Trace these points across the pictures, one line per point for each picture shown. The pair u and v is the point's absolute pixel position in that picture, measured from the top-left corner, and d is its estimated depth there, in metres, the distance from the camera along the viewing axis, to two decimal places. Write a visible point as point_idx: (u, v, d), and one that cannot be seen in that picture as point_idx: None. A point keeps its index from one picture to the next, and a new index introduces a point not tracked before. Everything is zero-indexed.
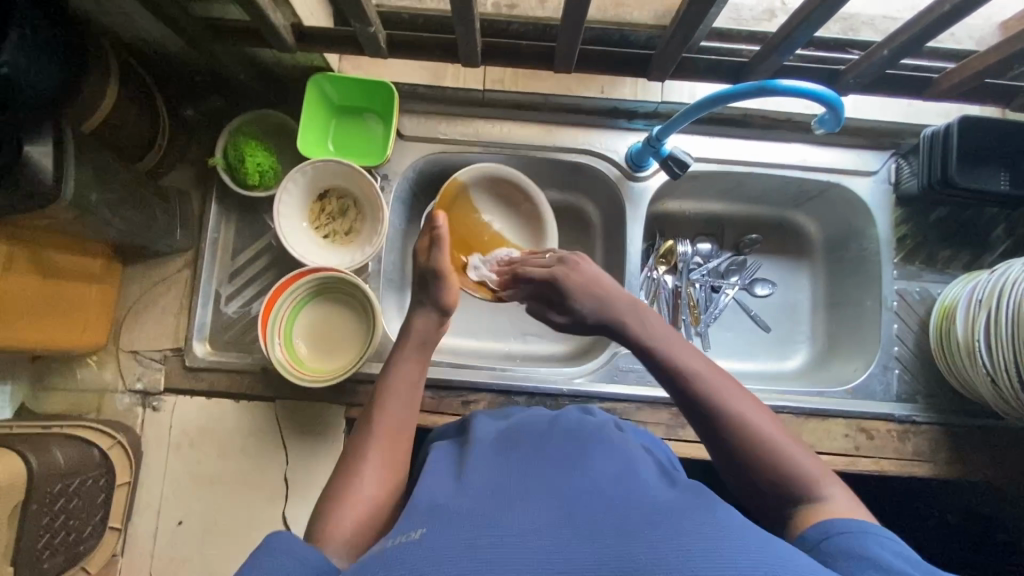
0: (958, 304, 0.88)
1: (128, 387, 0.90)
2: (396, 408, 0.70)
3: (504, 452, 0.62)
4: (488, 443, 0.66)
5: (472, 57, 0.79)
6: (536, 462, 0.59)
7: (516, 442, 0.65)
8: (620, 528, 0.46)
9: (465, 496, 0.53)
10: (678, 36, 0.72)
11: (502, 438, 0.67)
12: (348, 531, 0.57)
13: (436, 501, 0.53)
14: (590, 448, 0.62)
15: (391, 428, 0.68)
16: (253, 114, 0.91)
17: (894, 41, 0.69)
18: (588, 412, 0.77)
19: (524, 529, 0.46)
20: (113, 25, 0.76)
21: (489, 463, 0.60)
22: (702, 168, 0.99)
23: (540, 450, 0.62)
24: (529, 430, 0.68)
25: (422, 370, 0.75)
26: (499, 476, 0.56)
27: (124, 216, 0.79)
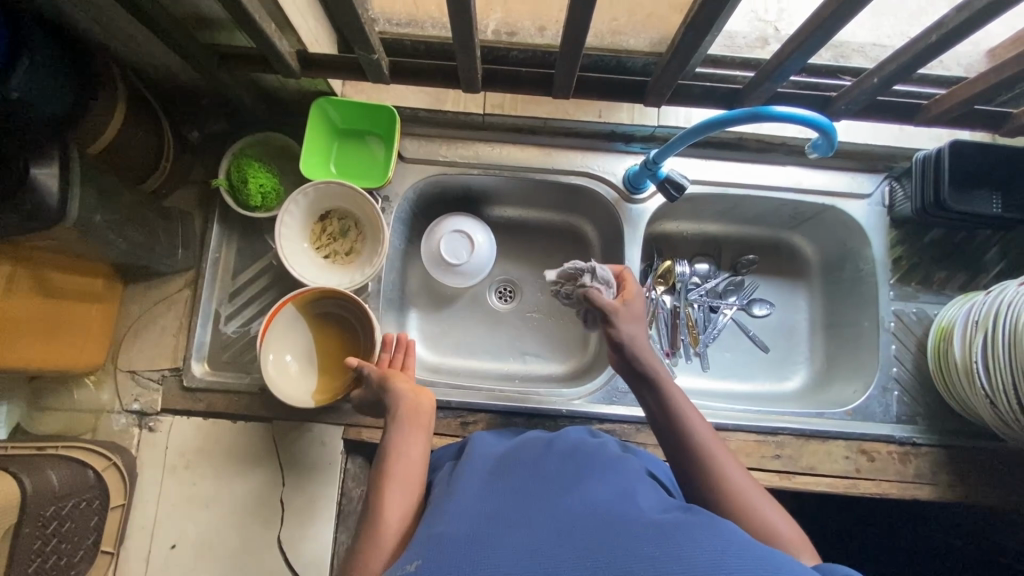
0: (955, 326, 0.88)
1: (125, 407, 0.89)
2: (409, 459, 0.67)
3: (500, 476, 0.63)
4: (484, 466, 0.66)
5: (472, 83, 0.81)
6: (532, 484, 0.59)
7: (512, 464, 0.65)
8: (617, 548, 0.46)
9: (464, 517, 0.53)
10: (673, 63, 0.74)
11: (498, 462, 0.67)
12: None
13: (435, 525, 0.53)
14: (588, 470, 0.62)
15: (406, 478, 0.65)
16: (254, 138, 0.92)
17: (884, 70, 0.71)
18: (597, 435, 0.78)
19: (521, 554, 0.46)
20: (121, 50, 0.78)
21: (486, 486, 0.60)
22: (699, 190, 1.00)
23: (537, 471, 0.62)
24: (526, 452, 0.69)
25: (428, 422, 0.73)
26: (495, 500, 0.56)
27: (128, 237, 0.80)
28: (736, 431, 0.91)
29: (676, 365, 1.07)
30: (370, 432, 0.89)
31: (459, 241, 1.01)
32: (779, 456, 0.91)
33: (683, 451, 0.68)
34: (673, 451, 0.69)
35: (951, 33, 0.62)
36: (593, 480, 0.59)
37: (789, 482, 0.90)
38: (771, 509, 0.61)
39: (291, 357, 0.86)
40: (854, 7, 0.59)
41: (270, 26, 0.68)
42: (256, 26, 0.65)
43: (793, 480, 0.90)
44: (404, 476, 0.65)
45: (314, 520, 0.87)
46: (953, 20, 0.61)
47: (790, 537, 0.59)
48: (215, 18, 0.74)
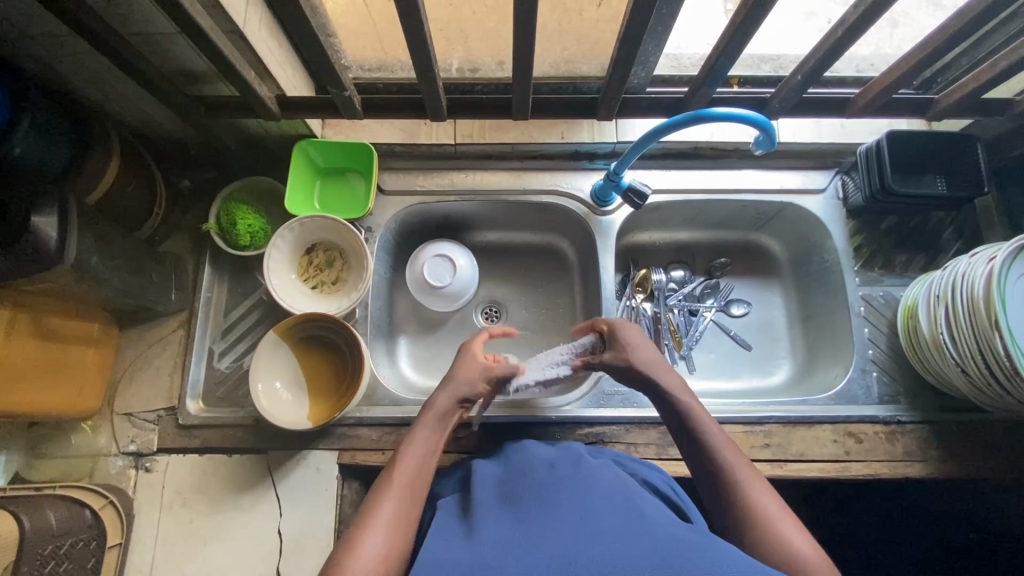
0: (919, 304, 0.92)
1: (121, 450, 0.91)
2: (414, 466, 0.70)
3: (507, 500, 0.63)
4: (491, 490, 0.66)
5: (438, 112, 0.88)
6: (538, 509, 0.60)
7: (520, 486, 0.65)
8: None
9: (469, 552, 0.54)
10: (615, 79, 0.81)
11: (504, 485, 0.67)
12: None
13: (442, 553, 0.55)
14: (586, 485, 0.63)
15: (407, 485, 0.67)
16: (243, 182, 0.98)
17: (804, 68, 0.78)
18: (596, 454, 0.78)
19: None
20: (117, 108, 0.86)
21: (492, 512, 0.61)
22: (663, 199, 1.06)
23: (542, 492, 0.63)
24: (533, 471, 0.69)
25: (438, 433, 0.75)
26: (510, 530, 0.57)
27: (123, 279, 0.84)
28: (723, 423, 0.93)
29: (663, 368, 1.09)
30: (364, 454, 0.90)
31: (441, 265, 1.05)
32: (768, 445, 0.92)
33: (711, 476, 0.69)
34: (703, 476, 0.70)
35: (854, 27, 0.69)
36: (593, 499, 0.60)
37: (781, 470, 0.91)
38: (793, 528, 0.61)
39: (281, 384, 0.88)
40: (761, 11, 0.67)
41: (250, 73, 0.75)
42: (237, 74, 0.72)
43: (784, 467, 0.91)
44: (407, 484, 0.67)
45: (313, 549, 0.87)
46: (853, 15, 0.68)
47: (812, 557, 0.59)
48: (201, 73, 0.81)
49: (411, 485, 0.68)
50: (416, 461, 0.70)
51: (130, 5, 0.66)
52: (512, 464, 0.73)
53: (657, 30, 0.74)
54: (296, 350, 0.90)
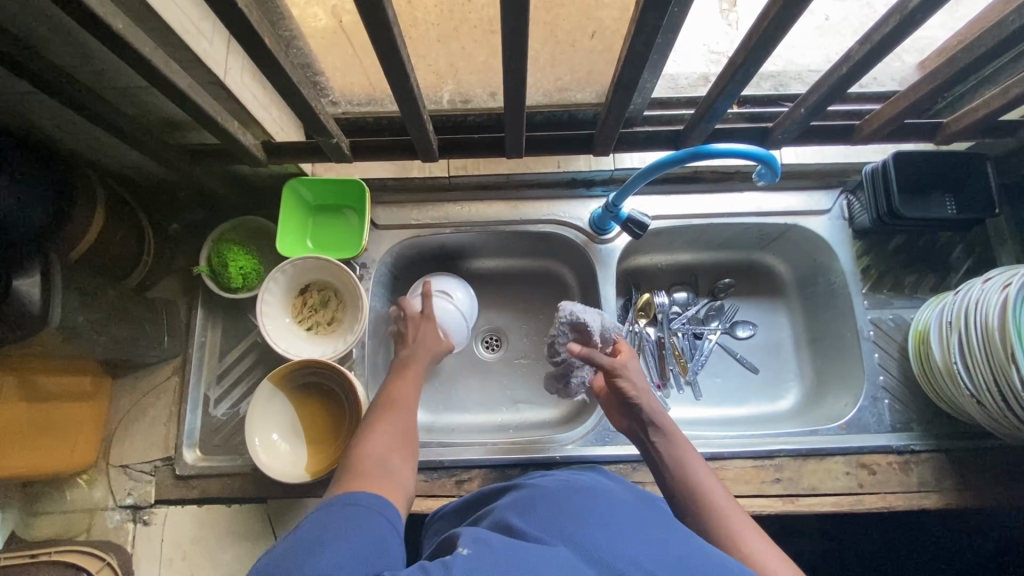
0: (930, 328, 0.90)
1: (119, 503, 0.89)
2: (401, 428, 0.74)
3: (524, 511, 0.57)
4: (512, 503, 0.61)
5: (430, 152, 0.86)
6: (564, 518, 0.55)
7: (535, 498, 0.60)
8: None
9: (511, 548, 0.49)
10: (612, 114, 0.79)
11: (521, 497, 0.62)
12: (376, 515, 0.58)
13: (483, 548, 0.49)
14: (604, 501, 0.59)
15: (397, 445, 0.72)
16: (232, 223, 0.96)
17: (807, 100, 0.76)
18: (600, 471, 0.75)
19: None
20: (99, 156, 0.84)
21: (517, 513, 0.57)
22: (663, 224, 1.04)
23: (559, 503, 0.58)
24: (552, 484, 0.65)
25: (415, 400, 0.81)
26: (541, 526, 0.53)
27: (113, 333, 0.82)
28: (733, 458, 0.91)
29: (669, 396, 1.06)
30: None
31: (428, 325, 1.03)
32: (779, 479, 0.90)
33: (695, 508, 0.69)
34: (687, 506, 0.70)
35: (860, 63, 0.66)
36: (618, 516, 0.56)
37: (793, 505, 0.88)
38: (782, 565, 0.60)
39: (279, 436, 0.86)
40: (763, 50, 0.64)
41: (232, 123, 0.73)
42: (220, 125, 0.70)
43: (796, 502, 0.89)
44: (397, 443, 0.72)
45: None
46: (859, 51, 0.66)
47: None
48: (183, 120, 0.79)
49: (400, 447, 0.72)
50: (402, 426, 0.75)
51: (104, 59, 0.64)
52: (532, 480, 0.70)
53: (652, 60, 0.72)
54: (292, 399, 0.88)
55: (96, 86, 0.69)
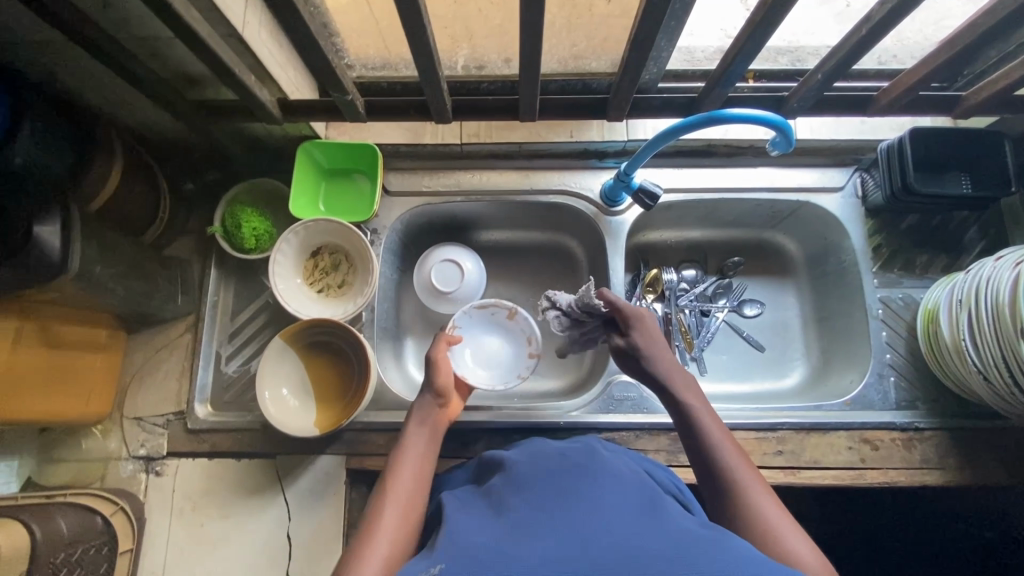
0: (940, 307, 0.89)
1: (132, 454, 0.91)
2: (409, 468, 0.69)
3: (520, 499, 0.58)
4: (506, 481, 0.62)
5: (443, 114, 0.86)
6: (551, 503, 0.55)
7: (531, 481, 0.61)
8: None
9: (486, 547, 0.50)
10: (626, 79, 0.79)
11: (519, 473, 0.63)
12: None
13: (456, 551, 0.50)
14: (599, 477, 0.60)
15: (406, 492, 0.66)
16: (245, 185, 0.97)
17: (825, 66, 0.77)
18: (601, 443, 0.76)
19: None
20: (117, 112, 0.85)
21: (509, 497, 0.58)
22: (675, 198, 1.03)
23: (552, 483, 0.59)
24: (545, 459, 0.66)
25: (430, 436, 0.75)
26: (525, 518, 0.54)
27: (129, 286, 0.84)
28: (735, 430, 0.91)
29: None
30: (372, 460, 0.89)
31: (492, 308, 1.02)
32: (781, 452, 0.90)
33: (706, 468, 0.67)
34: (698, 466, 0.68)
35: (882, 22, 0.67)
36: (609, 495, 0.56)
37: (794, 477, 0.89)
38: (792, 534, 0.57)
39: (289, 391, 0.88)
40: (780, 10, 0.64)
41: (249, 77, 0.74)
42: (236, 77, 0.71)
43: (797, 475, 0.89)
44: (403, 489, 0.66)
45: (321, 554, 0.87)
46: (880, 12, 0.66)
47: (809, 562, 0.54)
48: (200, 76, 0.80)
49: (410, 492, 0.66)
50: (412, 467, 0.69)
51: (126, 8, 0.65)
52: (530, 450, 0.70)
53: (669, 26, 0.71)
54: (302, 357, 0.90)
55: (117, 36, 0.69)
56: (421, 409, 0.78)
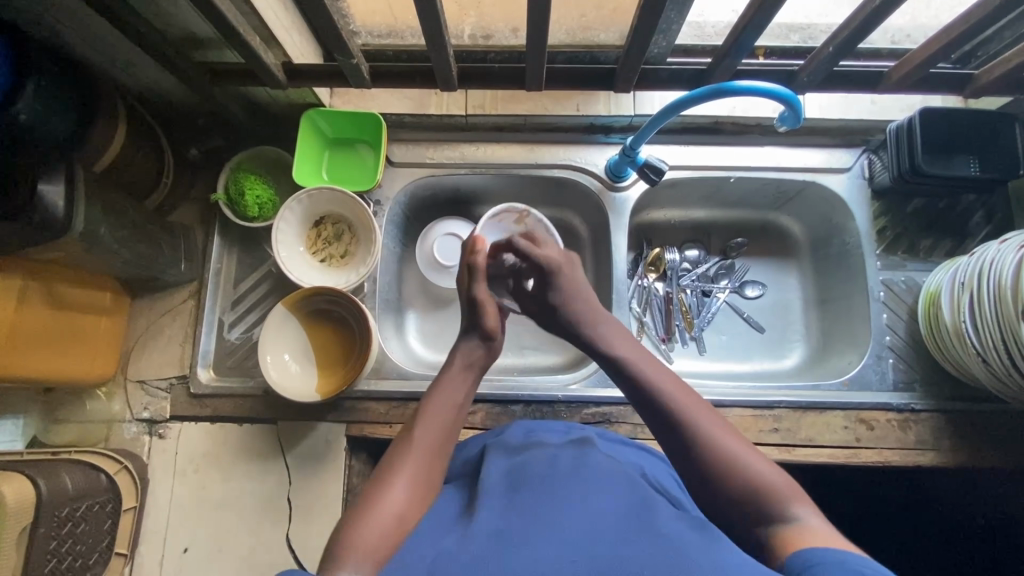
0: (941, 290, 0.89)
1: (135, 416, 0.93)
2: (440, 419, 0.69)
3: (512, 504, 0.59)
4: (496, 479, 0.64)
5: (449, 81, 0.86)
6: (539, 506, 0.58)
7: (525, 483, 0.62)
8: None
9: (471, 547, 0.53)
10: (634, 50, 0.78)
11: (510, 473, 0.65)
12: (380, 539, 0.56)
13: (442, 554, 0.53)
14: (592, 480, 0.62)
15: (432, 444, 0.67)
16: (248, 152, 0.96)
17: (837, 39, 0.76)
18: (586, 440, 0.73)
19: None
20: (121, 75, 0.84)
21: (498, 502, 0.59)
22: (680, 175, 1.03)
23: (545, 491, 0.60)
24: (538, 458, 0.67)
25: (467, 387, 0.75)
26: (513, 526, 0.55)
27: (133, 249, 0.84)
28: (732, 407, 0.92)
29: (673, 350, 1.07)
30: (372, 427, 0.91)
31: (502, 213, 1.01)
32: (777, 429, 0.91)
33: (671, 430, 0.65)
34: (658, 424, 0.66)
35: None
36: (596, 498, 0.58)
37: (788, 455, 0.90)
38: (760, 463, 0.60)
39: (290, 357, 0.89)
40: None
41: (255, 39, 0.73)
42: (241, 36, 0.70)
43: (792, 452, 0.90)
44: (429, 442, 0.67)
45: (321, 518, 0.88)
46: None
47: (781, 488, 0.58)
48: (206, 38, 0.80)
49: (437, 445, 0.67)
50: (443, 419, 0.69)
51: None
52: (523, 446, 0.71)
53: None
54: (304, 324, 0.90)
55: None
56: (466, 352, 0.77)
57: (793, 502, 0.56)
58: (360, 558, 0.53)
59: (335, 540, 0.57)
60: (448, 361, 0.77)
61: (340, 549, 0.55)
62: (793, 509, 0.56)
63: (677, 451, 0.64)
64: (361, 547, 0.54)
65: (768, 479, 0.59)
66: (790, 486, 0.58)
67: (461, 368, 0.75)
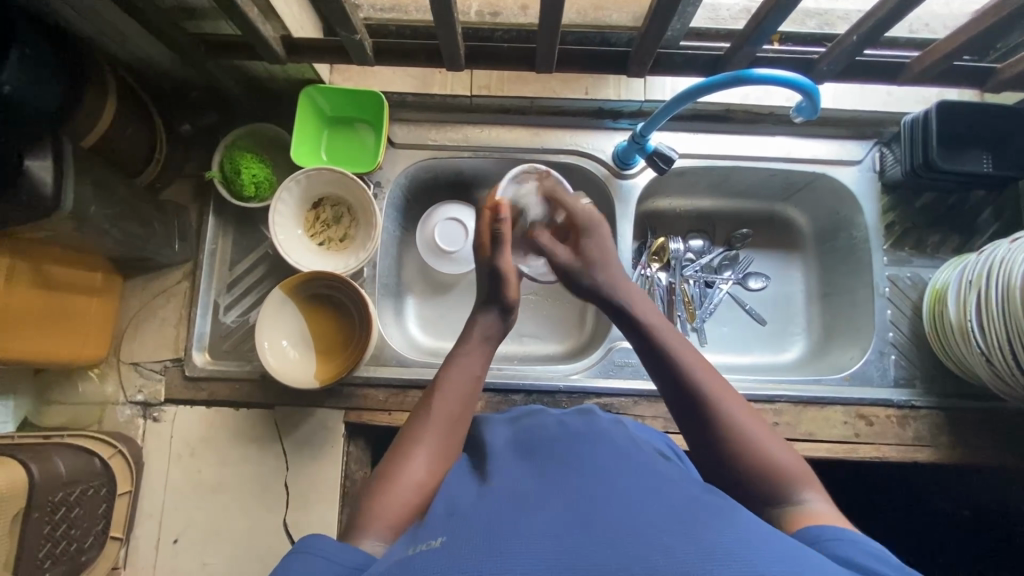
0: (948, 287, 0.88)
1: (129, 399, 0.91)
2: (460, 391, 0.69)
3: (520, 467, 0.58)
4: (505, 449, 0.63)
5: (455, 61, 0.82)
6: (548, 467, 0.57)
7: (535, 448, 0.62)
8: (641, 527, 0.44)
9: (479, 505, 0.51)
10: (650, 34, 0.75)
11: (515, 446, 0.63)
12: (400, 508, 0.57)
13: (450, 513, 0.51)
14: (600, 444, 0.61)
15: (451, 416, 0.67)
16: (246, 129, 0.93)
17: (860, 28, 0.73)
18: (590, 411, 0.75)
19: (540, 533, 0.45)
20: (109, 44, 0.80)
21: (505, 466, 0.59)
22: (689, 163, 1.00)
23: (553, 454, 0.59)
24: (544, 429, 0.67)
25: (484, 359, 0.75)
26: (519, 482, 0.54)
27: (125, 228, 0.81)
28: None
29: None
30: (372, 414, 0.90)
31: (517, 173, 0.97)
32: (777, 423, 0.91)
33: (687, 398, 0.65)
34: (677, 400, 0.67)
35: None
36: (602, 458, 0.58)
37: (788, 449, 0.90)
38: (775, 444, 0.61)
39: (288, 342, 0.88)
40: None
41: (253, 10, 0.70)
42: (238, 8, 0.67)
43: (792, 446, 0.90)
44: (446, 415, 0.67)
45: (319, 504, 0.88)
46: None
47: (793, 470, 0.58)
48: (198, 7, 0.76)
49: (453, 417, 0.67)
50: (459, 391, 0.69)
51: None
52: (526, 420, 0.71)
53: None
54: (302, 308, 0.88)
55: None
56: (484, 326, 0.78)
57: (803, 486, 0.57)
58: (380, 527, 0.55)
59: (354, 508, 0.58)
60: (465, 334, 0.78)
61: (356, 522, 0.56)
62: (802, 494, 0.56)
63: (693, 426, 0.64)
64: (382, 519, 0.55)
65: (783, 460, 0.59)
66: (802, 472, 0.58)
67: (477, 341, 0.76)
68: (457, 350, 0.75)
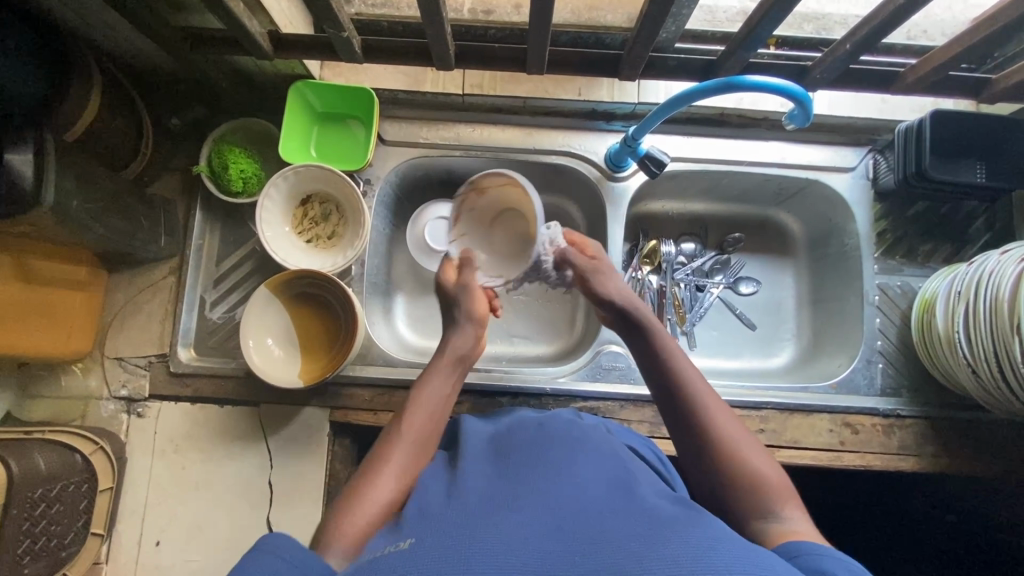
0: (937, 297, 0.88)
1: (113, 394, 0.90)
2: (430, 408, 0.69)
3: (495, 470, 0.57)
4: (481, 450, 0.63)
5: (446, 60, 0.81)
6: (520, 470, 0.56)
7: (511, 450, 0.61)
8: (612, 535, 0.44)
9: (451, 507, 0.51)
10: (641, 38, 0.75)
11: (492, 448, 0.63)
12: (367, 526, 0.56)
13: (424, 513, 0.51)
14: (578, 448, 0.61)
15: (421, 434, 0.67)
16: (236, 124, 0.93)
17: (855, 36, 0.73)
18: (578, 415, 0.74)
19: (510, 536, 0.44)
20: (95, 36, 0.79)
21: (477, 467, 0.58)
22: (681, 167, 1.00)
23: (528, 456, 0.59)
24: (521, 431, 0.66)
25: (457, 376, 0.76)
26: (492, 485, 0.54)
27: (109, 223, 0.80)
28: None
29: None
30: (357, 413, 0.89)
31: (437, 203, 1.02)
32: (763, 430, 0.91)
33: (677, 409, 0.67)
34: (670, 411, 0.68)
35: None
36: (578, 463, 0.57)
37: (774, 455, 0.90)
38: (760, 458, 0.61)
39: (273, 341, 0.87)
40: None
41: (238, 5, 0.69)
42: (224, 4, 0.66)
43: (778, 453, 0.90)
44: (416, 433, 0.67)
45: (303, 503, 0.88)
46: None
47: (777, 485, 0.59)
48: None
49: (425, 433, 0.67)
50: (429, 408, 0.70)
51: None
52: (503, 422, 0.71)
53: None
54: (288, 307, 0.88)
55: None
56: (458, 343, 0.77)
57: (784, 503, 0.57)
58: (347, 544, 0.53)
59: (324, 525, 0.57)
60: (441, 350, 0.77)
61: (320, 539, 0.55)
62: (784, 512, 0.57)
63: (685, 437, 0.65)
64: (348, 536, 0.54)
65: (765, 473, 0.60)
66: (785, 490, 0.59)
67: (454, 360, 0.76)
68: (433, 365, 0.76)
